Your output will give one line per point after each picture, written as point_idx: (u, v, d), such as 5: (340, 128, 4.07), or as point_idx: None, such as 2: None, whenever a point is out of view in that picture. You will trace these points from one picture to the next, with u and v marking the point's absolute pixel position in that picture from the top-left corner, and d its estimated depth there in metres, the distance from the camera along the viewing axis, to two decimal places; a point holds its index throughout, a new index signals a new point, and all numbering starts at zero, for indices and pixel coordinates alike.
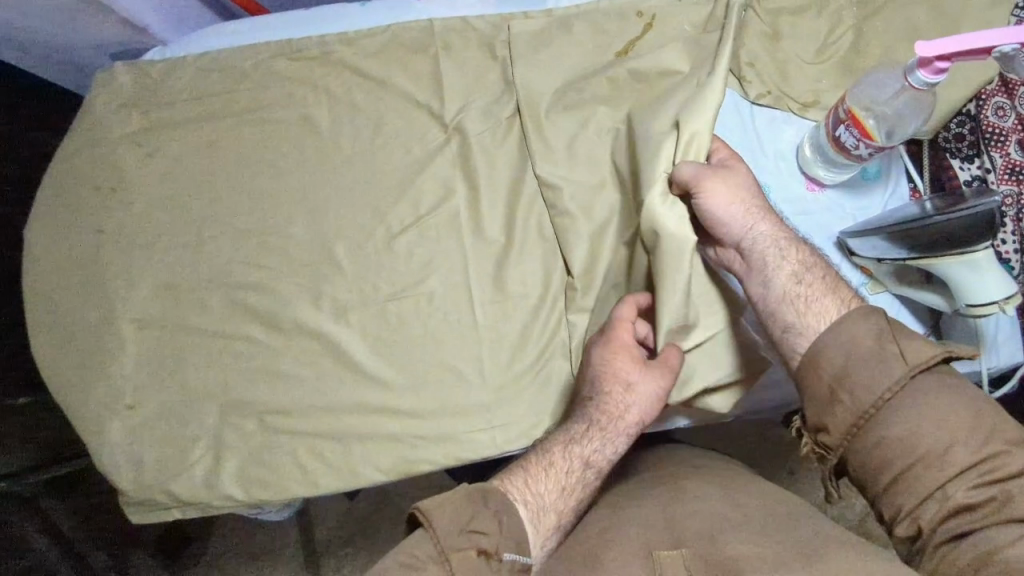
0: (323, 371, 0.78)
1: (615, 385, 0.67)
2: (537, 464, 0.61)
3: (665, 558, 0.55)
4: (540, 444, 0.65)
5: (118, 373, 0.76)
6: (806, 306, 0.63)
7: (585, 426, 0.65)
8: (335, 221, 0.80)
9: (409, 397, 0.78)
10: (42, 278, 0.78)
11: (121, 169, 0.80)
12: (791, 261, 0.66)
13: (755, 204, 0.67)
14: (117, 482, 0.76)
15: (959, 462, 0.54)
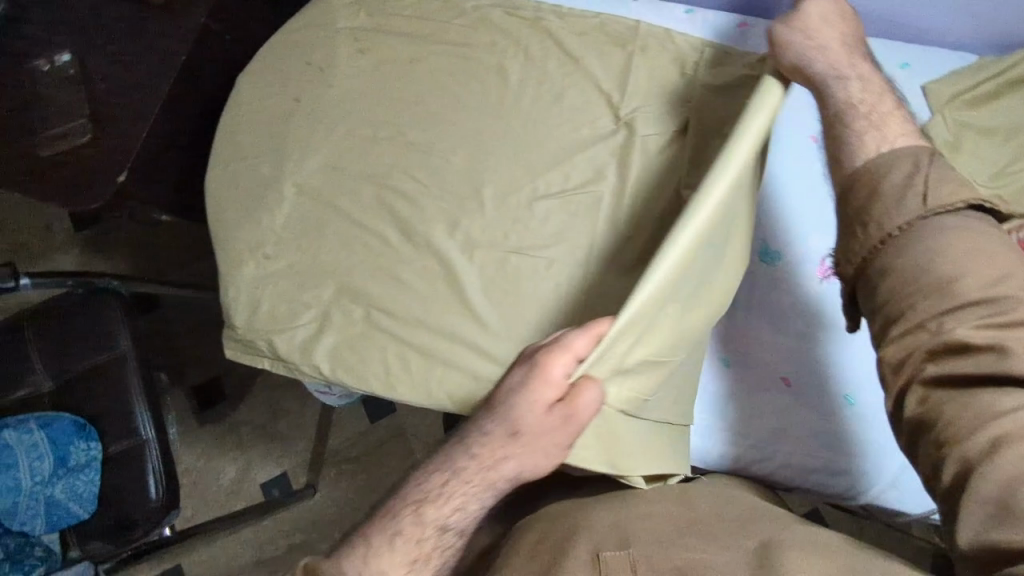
0: (429, 291, 0.81)
1: (499, 428, 0.59)
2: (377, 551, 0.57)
3: (610, 558, 0.60)
4: (407, 484, 0.61)
5: (268, 222, 0.84)
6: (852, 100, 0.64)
7: (472, 459, 0.59)
8: (493, 164, 0.86)
9: (501, 346, 0.78)
10: (237, 120, 0.89)
11: (333, 56, 0.90)
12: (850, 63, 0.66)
13: (831, 13, 0.67)
14: (231, 314, 0.82)
15: (964, 296, 0.55)
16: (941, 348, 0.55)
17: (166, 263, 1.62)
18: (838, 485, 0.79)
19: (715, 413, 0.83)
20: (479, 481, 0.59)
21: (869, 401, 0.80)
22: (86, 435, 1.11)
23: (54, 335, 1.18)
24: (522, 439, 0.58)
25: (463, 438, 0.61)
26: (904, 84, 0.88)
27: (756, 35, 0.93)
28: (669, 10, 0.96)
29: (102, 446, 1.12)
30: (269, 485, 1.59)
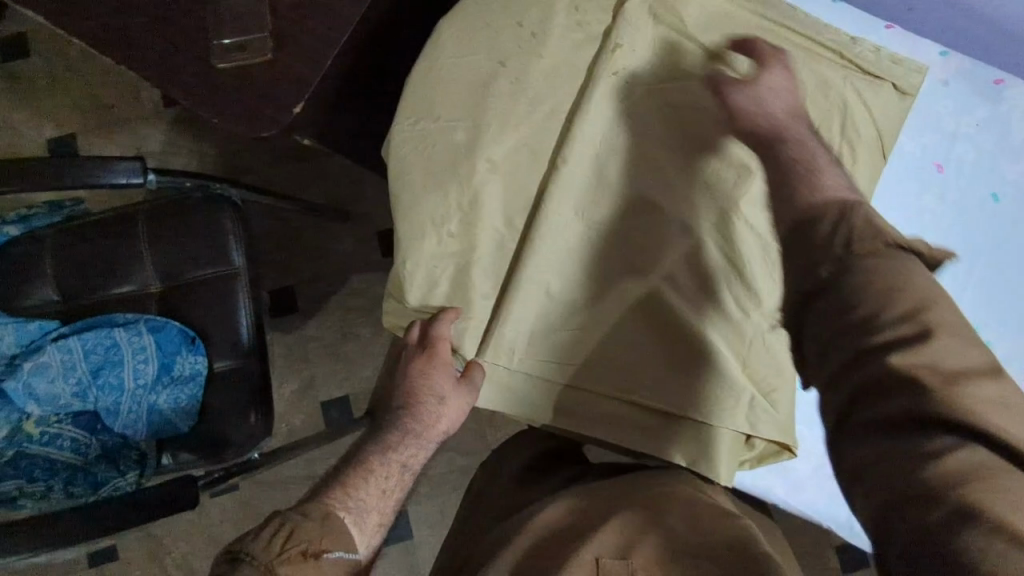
0: (608, 312, 0.78)
1: (430, 398, 0.75)
2: (349, 479, 0.68)
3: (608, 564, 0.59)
4: (360, 456, 0.71)
5: (454, 196, 0.78)
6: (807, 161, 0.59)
7: (402, 438, 0.73)
8: (709, 186, 0.78)
9: (677, 383, 0.77)
10: (434, 75, 0.80)
11: (549, 21, 0.81)
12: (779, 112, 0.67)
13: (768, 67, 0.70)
14: (403, 290, 0.78)
15: (876, 307, 0.46)
16: (860, 398, 0.45)
17: (253, 162, 1.51)
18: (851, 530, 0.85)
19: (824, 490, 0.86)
20: (404, 430, 0.73)
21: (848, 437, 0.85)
22: (194, 348, 1.11)
23: (167, 235, 1.14)
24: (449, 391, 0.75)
25: (406, 414, 0.75)
26: None
27: (1013, 98, 0.86)
28: (925, 45, 0.88)
29: (208, 360, 1.12)
30: (330, 404, 1.49)
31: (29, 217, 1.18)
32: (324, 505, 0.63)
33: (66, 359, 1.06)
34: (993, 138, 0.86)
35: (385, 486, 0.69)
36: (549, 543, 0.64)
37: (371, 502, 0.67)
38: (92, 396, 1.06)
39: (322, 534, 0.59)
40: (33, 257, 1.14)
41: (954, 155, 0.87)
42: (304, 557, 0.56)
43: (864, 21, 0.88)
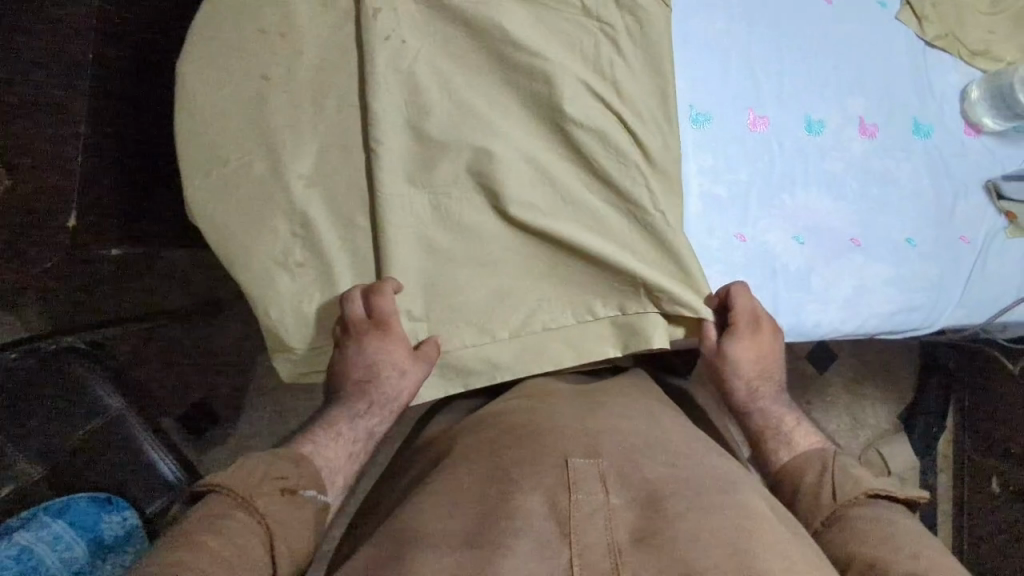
0: (487, 258, 0.74)
1: (344, 336, 0.71)
2: (318, 433, 0.70)
3: (580, 466, 0.59)
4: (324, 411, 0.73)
5: (287, 228, 0.72)
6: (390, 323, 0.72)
7: (358, 394, 0.71)
8: (513, 101, 0.75)
9: (578, 291, 0.75)
10: (200, 118, 0.73)
11: (292, 12, 0.74)
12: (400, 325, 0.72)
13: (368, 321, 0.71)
14: (283, 337, 0.72)
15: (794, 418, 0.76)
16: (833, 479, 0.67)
17: None
18: (880, 320, 0.78)
19: (822, 296, 0.77)
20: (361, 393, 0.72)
21: (811, 241, 0.78)
22: (116, 507, 0.99)
23: (21, 415, 0.96)
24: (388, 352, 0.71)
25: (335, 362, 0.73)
26: None
27: None
28: None
29: (139, 509, 1.01)
30: None
31: None
32: (300, 454, 0.66)
33: None
34: None
35: (350, 438, 0.71)
36: (509, 448, 0.63)
37: (336, 456, 0.69)
38: None
39: (305, 473, 0.64)
40: None
41: None
42: (283, 496, 0.60)
43: None
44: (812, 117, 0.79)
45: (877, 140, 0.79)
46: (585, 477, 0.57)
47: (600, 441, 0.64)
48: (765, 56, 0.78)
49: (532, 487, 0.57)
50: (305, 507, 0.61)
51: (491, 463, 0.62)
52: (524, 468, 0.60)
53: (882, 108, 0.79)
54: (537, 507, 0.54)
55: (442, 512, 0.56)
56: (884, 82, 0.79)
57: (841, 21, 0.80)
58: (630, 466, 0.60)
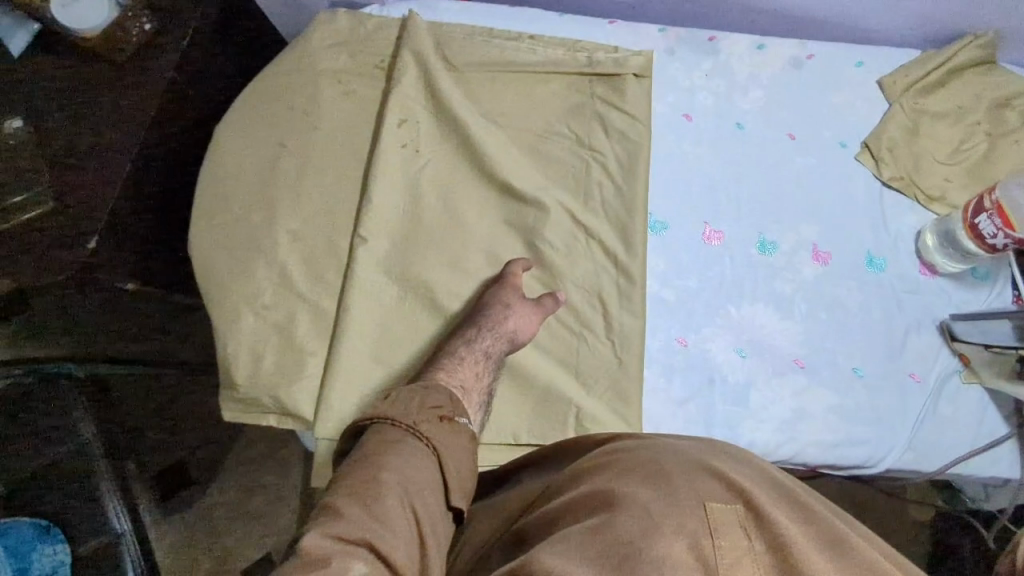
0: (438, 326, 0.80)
1: (497, 308, 0.75)
2: (449, 361, 0.73)
3: (717, 509, 0.52)
4: (447, 348, 0.75)
5: (264, 271, 0.80)
6: (535, 303, 0.77)
7: (479, 336, 0.74)
8: (482, 192, 0.84)
9: (518, 368, 0.78)
10: (222, 171, 0.84)
11: (316, 96, 0.87)
12: (531, 311, 0.76)
13: (513, 296, 0.76)
14: (232, 373, 0.77)
15: None
16: None
17: None
18: (820, 450, 0.78)
19: (765, 415, 0.79)
20: (493, 343, 0.74)
21: (757, 357, 0.81)
22: (53, 537, 0.97)
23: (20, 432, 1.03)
24: (518, 304, 0.76)
25: (472, 323, 0.76)
26: (859, 83, 0.88)
27: (729, 49, 0.89)
28: (645, 27, 0.91)
29: (71, 546, 0.97)
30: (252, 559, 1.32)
31: None
32: (448, 386, 0.70)
33: None
34: (721, 83, 0.88)
35: (478, 370, 0.74)
36: (630, 486, 0.56)
37: (469, 384, 0.72)
38: None
39: (440, 425, 0.66)
40: None
41: (696, 103, 0.88)
42: (440, 421, 0.66)
43: (586, 23, 0.92)
44: (765, 237, 0.84)
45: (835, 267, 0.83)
46: (729, 524, 0.51)
47: (732, 483, 0.56)
48: (729, 179, 0.85)
49: (674, 530, 0.50)
50: (459, 437, 0.66)
51: (611, 496, 0.56)
52: (663, 507, 0.53)
53: (836, 239, 0.84)
54: (682, 552, 0.48)
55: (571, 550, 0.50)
56: (840, 218, 0.84)
57: (802, 154, 0.86)
58: (768, 506, 0.53)
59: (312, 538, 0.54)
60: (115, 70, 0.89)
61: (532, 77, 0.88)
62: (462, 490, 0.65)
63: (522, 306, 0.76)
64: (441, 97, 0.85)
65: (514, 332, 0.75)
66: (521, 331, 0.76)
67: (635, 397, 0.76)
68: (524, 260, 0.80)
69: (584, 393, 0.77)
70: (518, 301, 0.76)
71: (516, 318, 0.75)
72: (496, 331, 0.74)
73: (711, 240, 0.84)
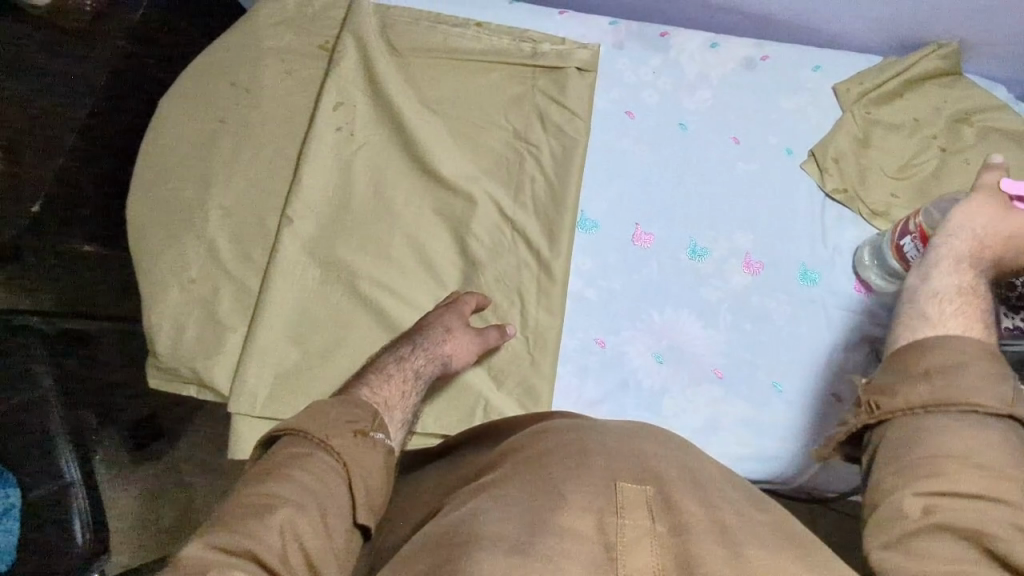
0: (356, 312, 0.80)
1: (438, 330, 0.74)
2: (376, 376, 0.69)
3: (630, 489, 0.52)
4: (376, 362, 0.71)
5: (192, 246, 0.81)
6: (481, 334, 0.76)
7: (413, 354, 0.72)
8: (413, 179, 0.84)
9: None
10: (161, 144, 0.86)
11: (260, 75, 0.88)
12: (472, 341, 0.75)
13: (456, 321, 0.75)
14: (153, 343, 0.79)
15: None
16: None
17: None
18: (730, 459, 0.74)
19: (675, 422, 0.75)
20: (426, 365, 0.72)
21: (675, 364, 0.77)
22: (3, 482, 1.04)
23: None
24: (460, 331, 0.74)
25: (409, 342, 0.74)
26: (813, 88, 0.85)
27: (678, 48, 0.88)
28: (595, 21, 0.90)
29: (22, 492, 1.03)
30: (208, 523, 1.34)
31: None
32: (373, 403, 0.65)
33: None
34: (670, 81, 0.87)
35: (406, 389, 0.70)
36: (550, 468, 0.56)
37: (394, 402, 0.68)
38: None
39: (355, 440, 0.61)
40: None
41: (641, 100, 0.86)
42: (355, 436, 0.61)
43: (536, 14, 0.91)
44: (696, 242, 0.81)
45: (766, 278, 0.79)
46: (635, 505, 0.51)
47: (650, 469, 0.55)
48: (666, 180, 0.83)
49: (579, 506, 0.51)
50: (373, 452, 0.61)
51: (524, 475, 0.56)
52: (573, 486, 0.53)
53: (771, 250, 0.80)
54: (583, 529, 0.49)
55: (494, 518, 0.51)
56: (779, 227, 0.80)
57: (745, 159, 0.83)
58: (678, 495, 0.53)
59: (191, 549, 0.50)
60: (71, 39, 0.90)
61: (477, 65, 0.87)
62: (370, 506, 0.60)
63: (464, 335, 0.74)
64: (378, 82, 0.85)
65: (450, 358, 0.74)
66: (459, 358, 0.75)
67: (545, 396, 0.75)
68: (478, 296, 0.78)
69: (494, 389, 0.77)
70: (461, 329, 0.75)
71: (455, 344, 0.74)
72: (432, 351, 0.73)
73: (641, 242, 0.81)
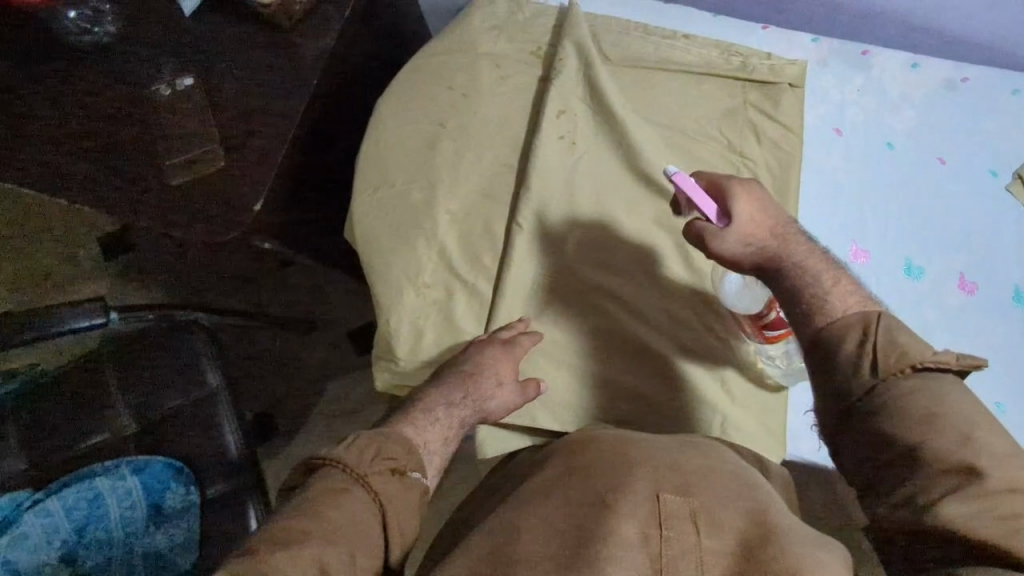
0: (583, 320, 0.82)
1: (489, 380, 0.76)
2: (422, 416, 0.76)
3: (666, 501, 0.61)
4: (427, 399, 0.78)
5: (422, 249, 0.83)
6: (523, 389, 0.79)
7: (460, 402, 0.78)
8: (633, 190, 0.85)
9: (660, 367, 0.79)
10: (380, 147, 0.87)
11: (477, 80, 0.89)
12: (516, 396, 0.78)
13: (506, 376, 0.77)
14: (392, 345, 0.81)
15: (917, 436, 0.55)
16: None
17: (193, 279, 1.43)
18: None
19: None
20: (469, 412, 0.78)
21: None
22: (184, 479, 1.03)
23: (122, 374, 1.06)
24: (505, 387, 0.77)
25: (457, 381, 0.78)
26: (1015, 111, 0.89)
27: (882, 66, 0.91)
28: (798, 36, 0.92)
29: (200, 488, 1.03)
30: None
31: (42, 382, 1.06)
32: (411, 440, 0.73)
33: (47, 524, 0.99)
34: (874, 100, 0.90)
35: (448, 435, 0.77)
36: (596, 483, 0.64)
37: (433, 445, 0.75)
38: (80, 558, 1.00)
39: (388, 477, 0.68)
40: (32, 424, 1.03)
41: (846, 117, 0.90)
42: (390, 474, 0.68)
43: (739, 27, 0.93)
44: (911, 262, 0.83)
45: (977, 300, 0.81)
46: (676, 516, 0.60)
47: (683, 476, 0.65)
48: (878, 196, 0.86)
49: (627, 513, 0.60)
50: (408, 491, 0.69)
51: (573, 487, 0.65)
52: (615, 494, 0.62)
53: (981, 271, 0.83)
54: (627, 535, 0.59)
55: (536, 530, 0.61)
56: (987, 246, 0.84)
57: (952, 180, 0.87)
58: (717, 505, 0.62)
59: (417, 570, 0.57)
60: (284, 39, 0.92)
61: (688, 77, 0.90)
62: (400, 535, 0.67)
63: (508, 391, 0.77)
64: (597, 93, 0.87)
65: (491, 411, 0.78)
66: (501, 408, 0.78)
67: (779, 409, 0.78)
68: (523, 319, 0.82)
69: (728, 404, 0.78)
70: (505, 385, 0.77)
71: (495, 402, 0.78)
72: (471, 399, 0.78)
73: (861, 254, 0.83)
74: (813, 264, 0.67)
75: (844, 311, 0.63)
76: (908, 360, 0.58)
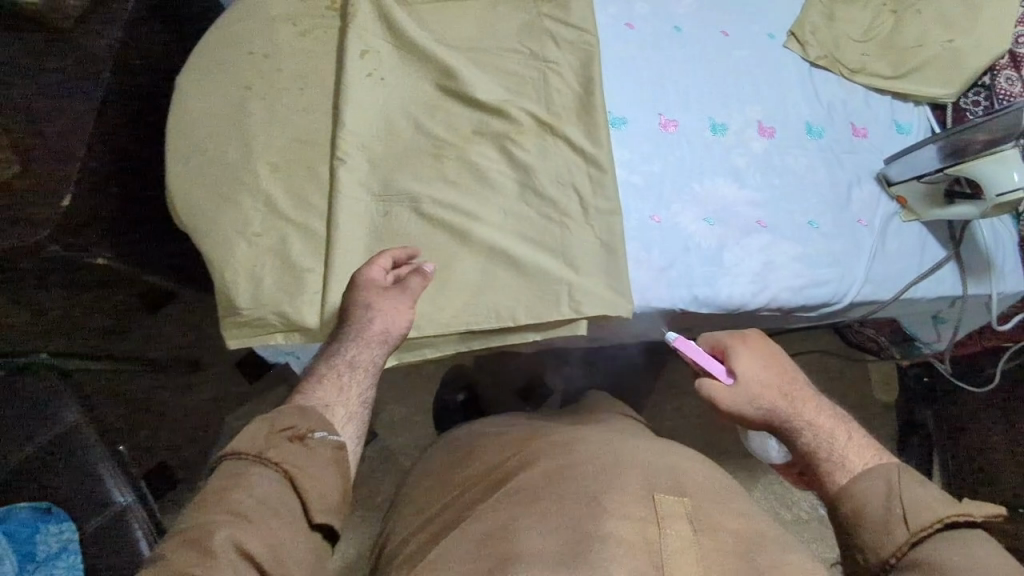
0: (424, 238, 0.82)
1: (359, 308, 0.72)
2: (308, 383, 0.68)
3: (663, 499, 0.59)
4: (314, 370, 0.70)
5: (248, 205, 0.81)
6: (398, 292, 0.75)
7: (347, 347, 0.71)
8: (450, 109, 0.88)
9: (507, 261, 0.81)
10: (188, 118, 0.85)
11: (274, 39, 0.89)
12: (396, 304, 0.74)
13: (373, 290, 0.74)
14: (232, 299, 0.78)
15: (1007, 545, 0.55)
16: None
17: None
18: (789, 295, 0.82)
19: (732, 277, 0.82)
20: (366, 361, 0.71)
21: (725, 225, 0.84)
22: (56, 517, 0.87)
23: None
24: (378, 299, 0.73)
25: (340, 340, 0.72)
26: None
27: None
28: None
29: (78, 523, 0.88)
30: None
31: None
32: (305, 404, 0.64)
33: None
34: None
35: (344, 385, 0.68)
36: (582, 479, 0.62)
37: (332, 399, 0.66)
38: None
39: (292, 447, 0.60)
40: None
41: (635, 12, 0.96)
42: (292, 442, 0.60)
43: None
44: (715, 120, 0.90)
45: (779, 138, 0.89)
46: (673, 517, 0.58)
47: (669, 477, 0.64)
48: (677, 74, 0.92)
49: (618, 514, 0.57)
50: (318, 454, 0.61)
51: (545, 491, 0.61)
52: (610, 494, 0.59)
53: (778, 115, 0.90)
54: (627, 536, 0.55)
55: (531, 532, 0.56)
56: (778, 94, 0.91)
57: (738, 47, 0.94)
58: (709, 507, 0.60)
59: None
60: (65, 39, 0.88)
61: (481, 3, 0.93)
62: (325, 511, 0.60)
63: (380, 300, 0.73)
64: (394, 28, 0.89)
65: (382, 335, 0.73)
66: (395, 324, 0.74)
67: (619, 267, 0.80)
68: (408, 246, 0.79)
69: (574, 274, 0.80)
70: (377, 300, 0.73)
71: (381, 316, 0.72)
72: (360, 337, 0.71)
73: (669, 126, 0.89)
74: (826, 421, 0.67)
75: (865, 466, 0.63)
76: (935, 514, 0.56)
